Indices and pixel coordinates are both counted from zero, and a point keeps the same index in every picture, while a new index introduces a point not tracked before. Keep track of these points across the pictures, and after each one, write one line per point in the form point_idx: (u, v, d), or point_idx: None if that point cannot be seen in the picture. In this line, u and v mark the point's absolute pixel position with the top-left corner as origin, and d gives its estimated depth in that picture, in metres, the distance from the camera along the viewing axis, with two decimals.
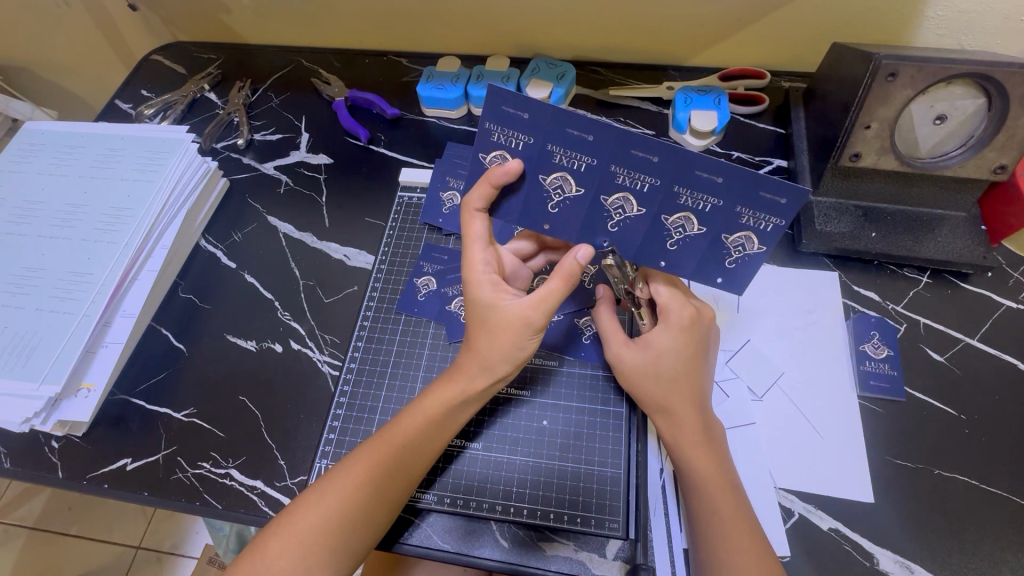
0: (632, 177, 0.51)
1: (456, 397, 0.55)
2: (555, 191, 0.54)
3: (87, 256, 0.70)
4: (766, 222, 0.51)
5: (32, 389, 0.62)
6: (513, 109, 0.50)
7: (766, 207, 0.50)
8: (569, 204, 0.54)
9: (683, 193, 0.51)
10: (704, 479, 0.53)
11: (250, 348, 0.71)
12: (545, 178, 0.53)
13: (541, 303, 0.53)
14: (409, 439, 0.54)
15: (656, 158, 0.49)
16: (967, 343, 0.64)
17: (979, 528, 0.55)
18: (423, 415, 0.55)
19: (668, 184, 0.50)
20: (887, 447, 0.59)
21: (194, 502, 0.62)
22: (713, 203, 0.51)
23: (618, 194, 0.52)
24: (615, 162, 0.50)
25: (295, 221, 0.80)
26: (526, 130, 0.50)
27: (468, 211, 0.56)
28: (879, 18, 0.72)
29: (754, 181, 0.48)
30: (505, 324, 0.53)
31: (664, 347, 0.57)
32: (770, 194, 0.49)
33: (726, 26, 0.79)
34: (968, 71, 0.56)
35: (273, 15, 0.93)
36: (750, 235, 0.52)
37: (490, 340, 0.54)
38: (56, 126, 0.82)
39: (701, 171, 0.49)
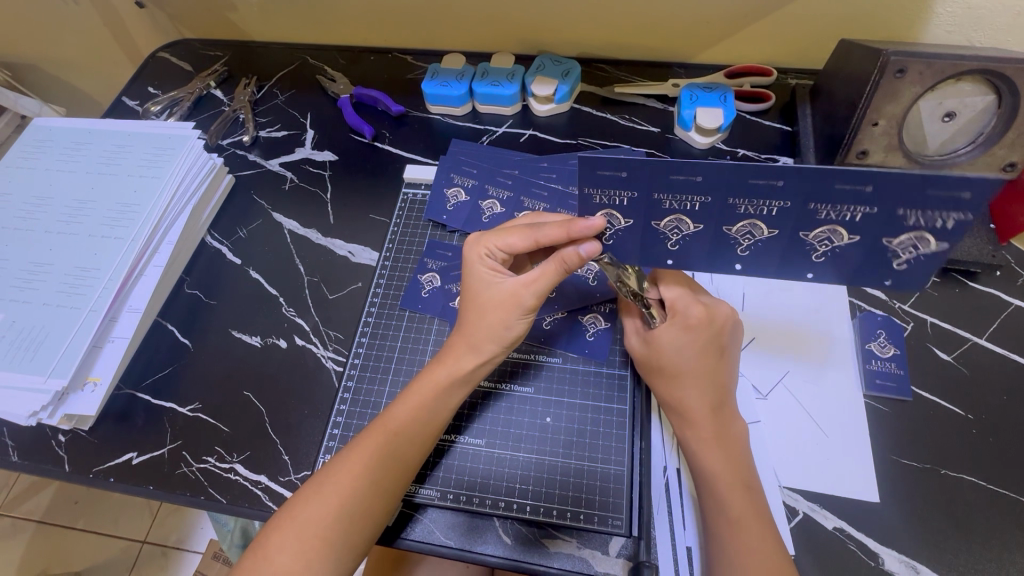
0: (838, 210, 0.49)
1: (443, 378, 0.57)
2: (672, 232, 0.54)
3: (94, 252, 0.71)
4: (945, 219, 0.47)
5: (40, 383, 0.62)
6: (610, 171, 0.50)
7: (939, 204, 0.47)
8: (688, 240, 0.55)
9: (821, 208, 0.50)
10: (715, 475, 0.53)
11: (255, 343, 0.71)
12: (658, 224, 0.54)
13: (537, 289, 0.56)
14: (403, 425, 0.55)
15: (868, 188, 0.47)
16: (975, 343, 0.64)
17: (986, 529, 0.55)
18: (412, 401, 0.56)
19: (889, 208, 0.48)
20: (893, 447, 0.59)
21: (200, 496, 0.62)
22: (863, 211, 0.49)
23: (744, 221, 0.52)
24: (811, 201, 0.49)
25: (300, 218, 0.80)
26: (627, 187, 0.51)
27: (528, 232, 0.57)
28: (887, 15, 0.72)
29: (914, 184, 0.46)
30: (506, 299, 0.57)
31: (665, 344, 0.59)
32: (942, 191, 0.46)
33: (732, 23, 0.79)
34: (976, 67, 0.55)
35: (279, 12, 0.93)
36: (923, 234, 0.49)
37: (480, 319, 0.58)
38: (64, 122, 0.83)
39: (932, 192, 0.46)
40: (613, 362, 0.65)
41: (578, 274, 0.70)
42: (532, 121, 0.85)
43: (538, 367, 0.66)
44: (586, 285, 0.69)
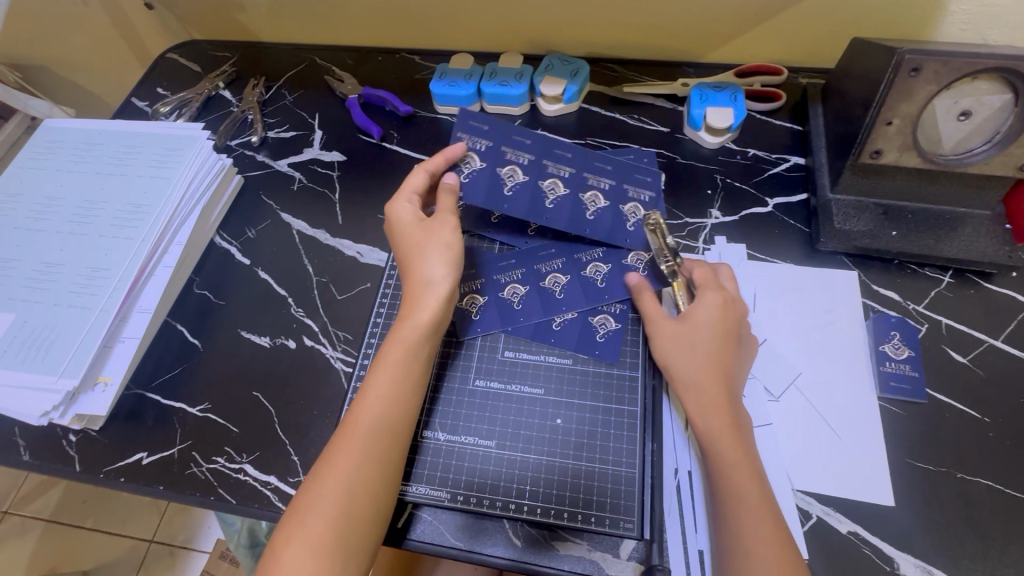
0: (638, 189, 0.70)
1: (410, 336, 0.57)
2: (550, 191, 0.69)
3: (104, 252, 0.71)
4: (643, 195, 0.70)
5: (51, 382, 0.62)
6: (517, 138, 0.70)
7: (639, 182, 0.70)
8: (560, 201, 0.69)
9: (631, 188, 0.70)
10: (732, 462, 0.53)
11: (263, 344, 0.71)
12: (541, 184, 0.69)
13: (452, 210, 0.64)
14: (390, 401, 0.55)
15: (611, 169, 0.70)
16: (991, 344, 0.63)
17: (1003, 533, 0.54)
18: (388, 372, 0.56)
19: (619, 183, 0.70)
20: (907, 449, 0.58)
21: (209, 496, 0.62)
22: (647, 193, 0.70)
23: (591, 192, 0.69)
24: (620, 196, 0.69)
25: (308, 219, 0.80)
26: (529, 150, 0.69)
27: (418, 173, 0.67)
28: (900, 13, 0.71)
29: (627, 169, 0.71)
30: (424, 225, 0.63)
31: (698, 321, 0.60)
32: (639, 175, 0.71)
33: (743, 23, 0.78)
34: (993, 66, 0.55)
35: (288, 13, 0.93)
36: (638, 206, 0.70)
37: (412, 263, 0.61)
38: (75, 124, 0.83)
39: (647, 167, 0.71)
40: (623, 363, 0.65)
41: (585, 276, 0.69)
42: (540, 121, 0.85)
43: (547, 368, 0.65)
44: (593, 287, 0.69)
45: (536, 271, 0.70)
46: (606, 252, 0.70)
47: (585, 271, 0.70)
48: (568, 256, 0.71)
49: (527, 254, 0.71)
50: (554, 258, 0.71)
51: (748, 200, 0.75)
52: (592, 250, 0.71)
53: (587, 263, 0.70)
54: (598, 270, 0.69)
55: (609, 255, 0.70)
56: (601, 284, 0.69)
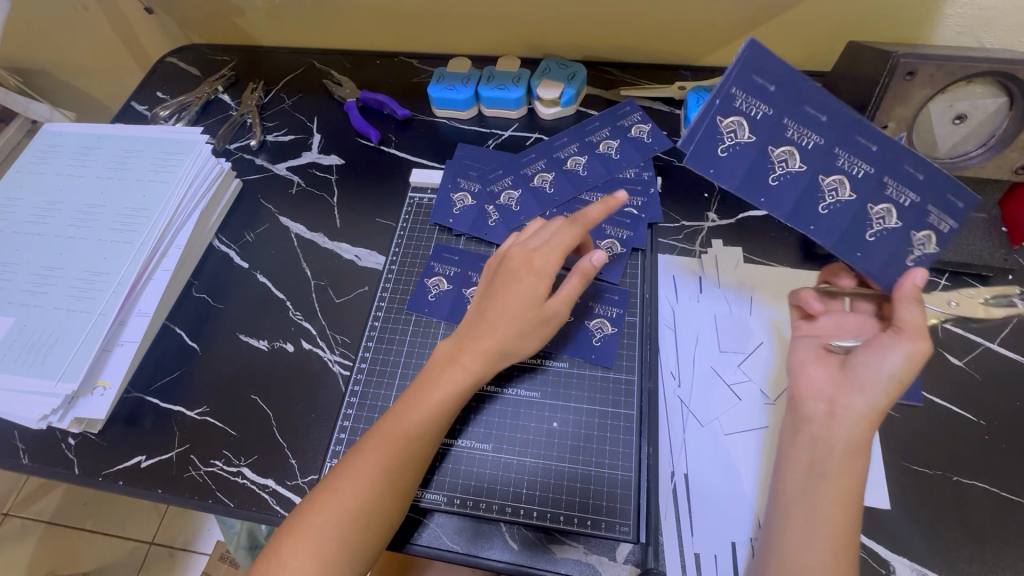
0: (802, 130, 0.54)
1: (464, 383, 0.57)
2: (729, 134, 0.54)
3: (103, 256, 0.71)
4: (857, 168, 0.55)
5: (50, 387, 0.63)
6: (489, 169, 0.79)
7: (756, 92, 0.53)
8: (738, 149, 0.55)
9: (791, 125, 0.54)
10: (840, 494, 0.47)
11: (262, 347, 0.71)
12: (721, 120, 0.54)
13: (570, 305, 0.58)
14: (421, 428, 0.55)
15: (825, 118, 0.53)
16: (986, 347, 0.63)
17: (999, 536, 0.54)
18: (429, 404, 0.55)
19: (798, 108, 0.53)
20: (903, 452, 0.58)
21: (208, 500, 0.62)
22: (765, 110, 0.53)
23: (735, 117, 0.54)
24: (789, 116, 0.54)
25: (307, 222, 0.80)
26: (506, 172, 0.78)
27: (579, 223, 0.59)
28: (895, 17, 0.72)
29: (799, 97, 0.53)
30: (539, 315, 0.58)
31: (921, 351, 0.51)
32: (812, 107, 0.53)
33: (739, 25, 0.78)
34: (987, 70, 0.55)
35: (286, 17, 0.94)
36: (793, 150, 0.55)
37: (504, 333, 0.57)
38: (74, 128, 0.84)
39: (913, 164, 0.54)
40: (619, 367, 0.65)
41: (720, 127, 0.54)
42: (538, 124, 0.85)
43: (546, 372, 0.65)
44: (711, 149, 0.55)
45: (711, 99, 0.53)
46: (762, 123, 0.54)
47: (722, 119, 0.54)
48: (723, 94, 0.53)
49: (751, 61, 0.52)
50: (722, 96, 0.53)
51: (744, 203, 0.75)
52: (757, 105, 0.53)
53: (735, 111, 0.54)
54: (735, 132, 0.54)
55: (763, 138, 0.54)
56: (721, 154, 0.55)
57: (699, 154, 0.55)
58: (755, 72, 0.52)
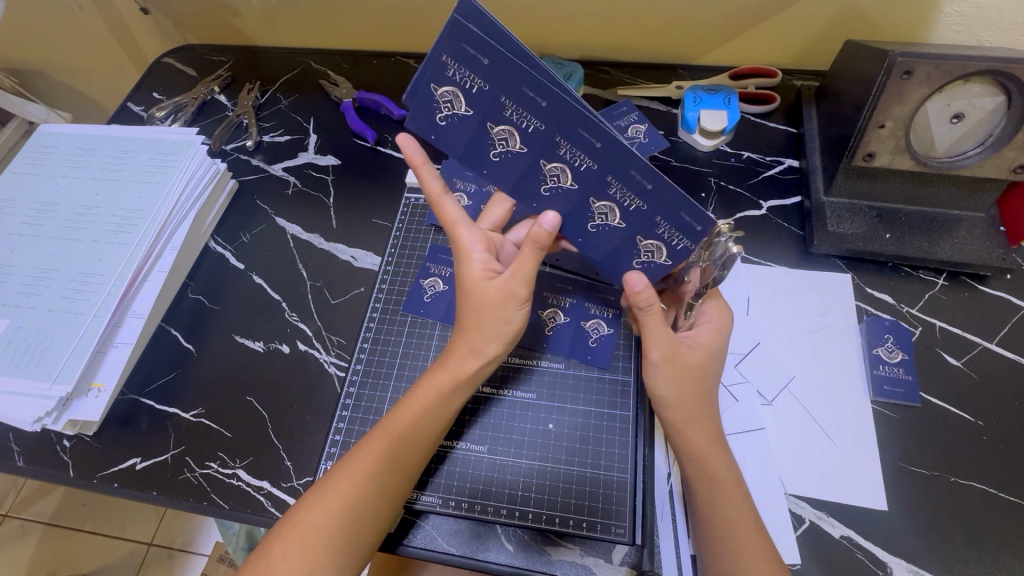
0: (520, 114, 0.48)
1: (446, 383, 0.55)
2: (499, 142, 0.51)
3: (98, 258, 0.71)
4: (581, 161, 0.49)
5: (44, 389, 0.62)
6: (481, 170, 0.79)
7: (525, 104, 0.47)
8: (510, 157, 0.52)
9: (563, 145, 0.48)
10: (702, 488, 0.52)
11: (257, 348, 0.71)
12: (491, 128, 0.50)
13: (523, 282, 0.54)
14: (406, 432, 0.54)
15: (546, 104, 0.46)
16: (985, 348, 0.63)
17: (997, 537, 0.54)
18: (413, 407, 0.55)
19: (501, 91, 0.47)
20: (901, 453, 0.58)
21: (202, 502, 0.62)
22: (535, 124, 0.48)
23: (505, 127, 0.49)
24: (509, 92, 0.46)
25: (303, 223, 0.80)
26: None
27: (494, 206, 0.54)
28: (893, 16, 0.71)
29: (572, 114, 0.46)
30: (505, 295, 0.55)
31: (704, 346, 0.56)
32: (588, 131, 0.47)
33: (737, 24, 0.78)
34: (986, 68, 0.54)
35: (283, 17, 0.93)
36: (513, 131, 0.49)
37: (478, 321, 0.55)
38: (70, 129, 0.83)
39: (689, 216, 0.50)
40: (615, 368, 0.65)
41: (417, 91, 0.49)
42: None
43: (541, 373, 0.65)
44: (428, 114, 0.51)
45: (439, 65, 0.46)
46: (472, 99, 0.48)
47: (438, 88, 0.48)
48: (434, 62, 0.46)
49: (451, 37, 0.44)
50: (429, 66, 0.47)
51: (742, 203, 0.75)
52: (472, 79, 0.47)
53: (448, 81, 0.47)
54: (451, 104, 0.49)
55: (482, 112, 0.49)
56: (441, 122, 0.51)
57: (418, 116, 0.51)
58: (465, 38, 0.44)
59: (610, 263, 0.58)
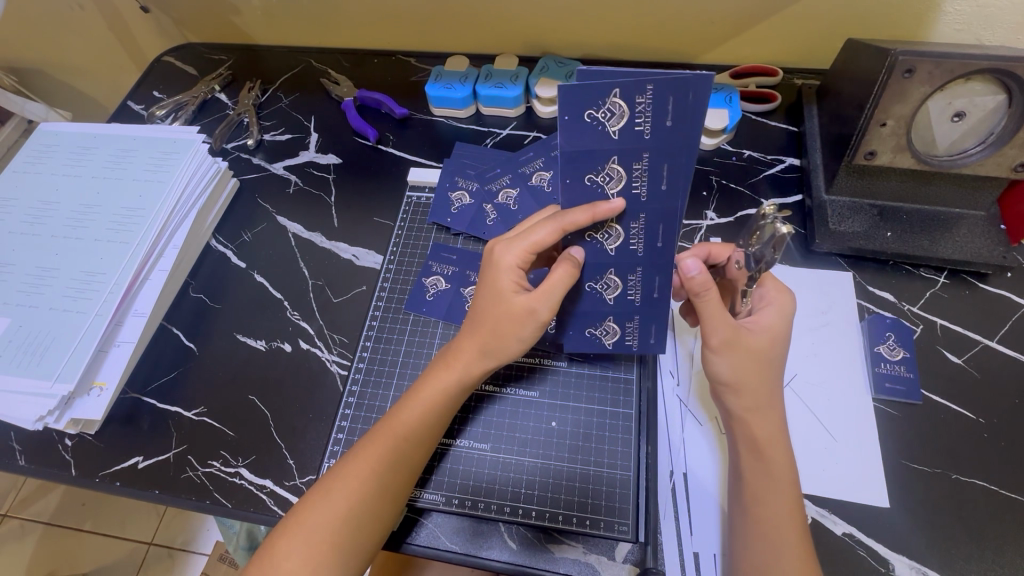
0: (642, 177, 0.48)
1: (452, 384, 0.56)
2: (603, 176, 0.49)
3: (100, 257, 0.71)
4: (637, 245, 0.53)
5: (46, 388, 0.62)
6: (482, 169, 0.79)
7: (652, 173, 0.47)
8: (595, 189, 0.50)
9: (637, 225, 0.51)
10: (758, 481, 0.51)
11: (259, 347, 0.71)
12: (611, 163, 0.47)
13: (549, 308, 0.54)
14: (412, 430, 0.54)
15: (665, 188, 0.48)
16: (985, 345, 0.63)
17: (998, 535, 0.54)
18: (421, 404, 0.55)
19: (651, 151, 0.46)
20: (903, 450, 0.58)
21: (205, 501, 0.62)
22: (642, 192, 0.49)
23: (619, 169, 0.48)
24: (656, 155, 0.46)
25: (304, 222, 0.80)
26: (502, 171, 0.77)
27: (551, 220, 0.51)
28: (894, 15, 0.71)
29: (674, 212, 0.50)
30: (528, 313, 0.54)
31: (769, 328, 0.55)
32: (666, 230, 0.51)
33: (738, 23, 0.78)
34: (987, 67, 0.55)
35: (284, 15, 0.93)
36: (620, 178, 0.48)
37: (496, 329, 0.55)
38: (70, 127, 0.83)
39: (656, 330, 0.60)
40: (618, 366, 0.65)
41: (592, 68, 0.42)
42: (536, 123, 0.85)
43: (544, 371, 0.65)
44: (583, 104, 0.44)
45: (639, 88, 0.42)
46: (627, 131, 0.45)
47: (616, 98, 0.43)
48: (646, 83, 0.42)
49: (676, 84, 0.42)
50: (635, 79, 0.42)
51: (743, 201, 0.75)
52: (649, 121, 0.44)
53: (629, 105, 0.43)
54: (611, 117, 0.44)
55: (619, 145, 0.46)
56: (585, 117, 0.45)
57: (575, 94, 0.43)
58: (680, 94, 0.42)
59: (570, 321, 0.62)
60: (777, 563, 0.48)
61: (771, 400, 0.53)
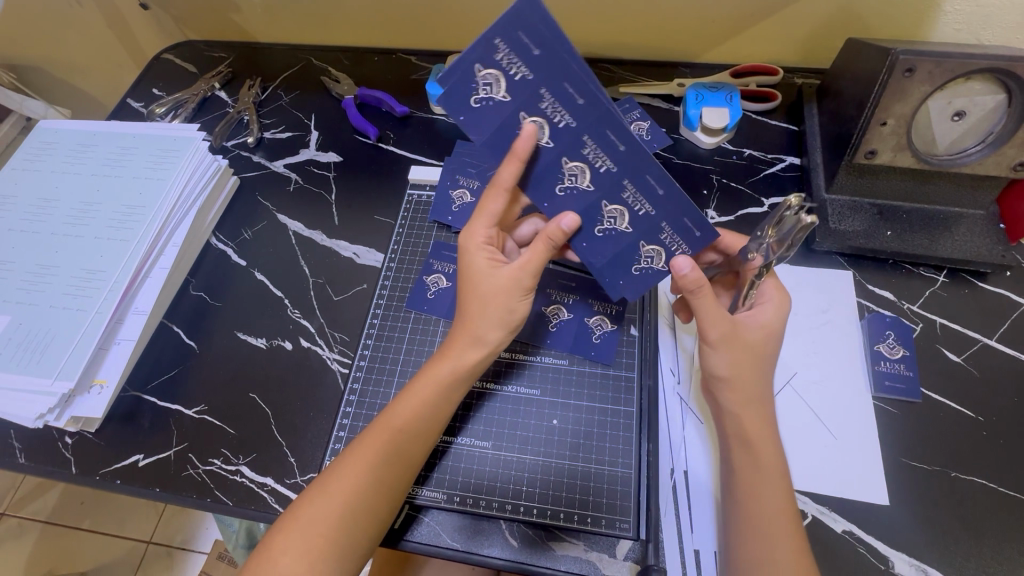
0: (556, 109, 0.49)
1: (445, 375, 0.55)
2: (527, 134, 0.51)
3: (100, 254, 0.71)
4: (603, 162, 0.51)
5: (47, 385, 0.62)
6: (484, 168, 0.79)
7: (564, 101, 0.48)
8: (533, 151, 0.52)
9: (589, 144, 0.50)
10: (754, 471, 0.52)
11: (260, 345, 0.71)
12: (524, 118, 0.50)
13: (532, 272, 0.55)
14: (406, 424, 0.54)
15: (581, 101, 0.48)
16: (985, 344, 0.63)
17: (998, 531, 0.54)
18: (416, 397, 0.55)
19: (540, 86, 0.48)
20: (901, 448, 0.59)
21: (206, 498, 0.62)
22: (567, 122, 0.49)
23: (536, 119, 0.50)
24: (551, 83, 0.47)
25: (305, 220, 0.80)
26: None
27: (496, 189, 0.54)
28: (894, 14, 0.72)
29: (605, 113, 0.48)
30: (513, 282, 0.55)
31: (766, 322, 0.56)
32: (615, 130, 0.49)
33: (740, 22, 0.78)
34: (987, 67, 0.55)
35: (284, 13, 0.93)
36: (543, 124, 0.50)
37: (482, 308, 0.56)
38: (69, 125, 0.83)
39: (694, 221, 0.52)
40: (618, 364, 0.65)
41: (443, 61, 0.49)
42: None
43: (540, 368, 0.65)
44: (465, 89, 0.49)
45: (490, 45, 0.46)
46: (511, 87, 0.48)
47: (480, 67, 0.48)
48: (491, 35, 0.46)
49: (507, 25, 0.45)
50: (482, 42, 0.46)
51: (744, 200, 0.75)
52: (521, 63, 0.47)
53: (495, 63, 0.47)
54: (490, 84, 0.49)
55: (517, 101, 0.49)
56: (475, 104, 0.50)
57: (452, 95, 0.50)
58: (523, 27, 0.45)
59: (609, 271, 0.59)
60: (771, 554, 0.48)
61: (762, 394, 0.55)
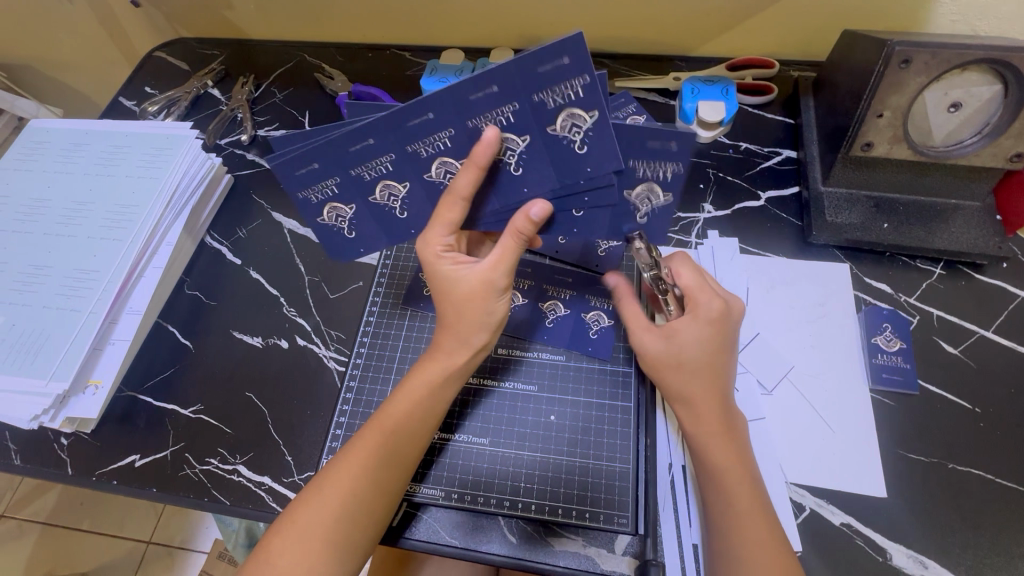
0: (429, 142, 0.51)
1: (437, 376, 0.55)
2: (447, 178, 0.54)
3: (93, 254, 0.70)
4: (507, 114, 0.49)
5: (41, 386, 0.62)
6: None
7: (424, 131, 0.50)
8: None
9: (480, 123, 0.49)
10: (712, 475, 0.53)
11: (256, 344, 0.71)
12: (431, 175, 0.54)
13: (510, 268, 0.54)
14: (401, 423, 0.54)
15: (432, 114, 0.48)
16: (982, 335, 0.63)
17: (996, 522, 0.54)
18: (409, 399, 0.55)
19: (400, 149, 0.51)
20: (899, 440, 0.59)
21: (203, 498, 0.62)
22: (448, 135, 0.50)
23: (436, 164, 0.53)
24: (406, 142, 0.51)
25: (300, 217, 0.80)
26: None
27: (452, 199, 0.51)
28: (889, 6, 0.71)
29: (451, 95, 0.47)
30: (487, 289, 0.54)
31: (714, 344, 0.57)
32: (476, 93, 0.47)
33: (737, 14, 0.77)
34: (982, 57, 0.55)
35: (276, 10, 0.92)
36: (445, 159, 0.52)
37: (458, 314, 0.54)
38: (61, 123, 0.82)
39: (568, 50, 0.44)
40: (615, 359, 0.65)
41: (327, 223, 0.59)
42: None
43: (542, 365, 0.65)
44: (394, 219, 0.59)
45: (355, 178, 0.54)
46: (394, 169, 0.53)
47: (375, 196, 0.56)
48: (345, 173, 0.53)
49: (334, 156, 0.52)
50: (343, 175, 0.53)
51: (741, 193, 0.75)
52: (377, 160, 0.52)
53: (374, 182, 0.54)
54: (393, 193, 0.56)
55: (412, 169, 0.53)
56: (404, 213, 0.58)
57: (373, 213, 0.58)
58: (352, 140, 0.50)
59: (598, 195, 0.55)
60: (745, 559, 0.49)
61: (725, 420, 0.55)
